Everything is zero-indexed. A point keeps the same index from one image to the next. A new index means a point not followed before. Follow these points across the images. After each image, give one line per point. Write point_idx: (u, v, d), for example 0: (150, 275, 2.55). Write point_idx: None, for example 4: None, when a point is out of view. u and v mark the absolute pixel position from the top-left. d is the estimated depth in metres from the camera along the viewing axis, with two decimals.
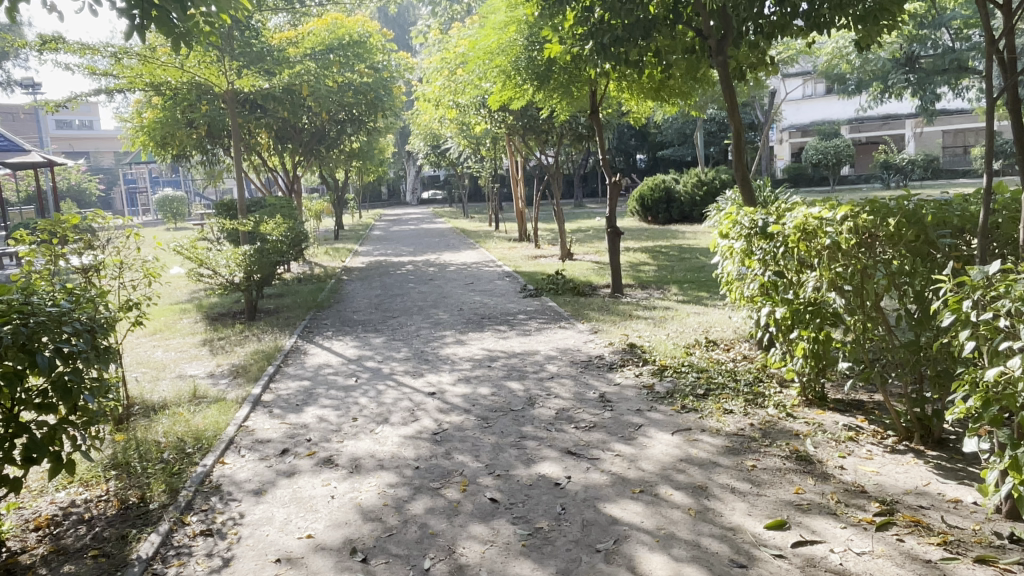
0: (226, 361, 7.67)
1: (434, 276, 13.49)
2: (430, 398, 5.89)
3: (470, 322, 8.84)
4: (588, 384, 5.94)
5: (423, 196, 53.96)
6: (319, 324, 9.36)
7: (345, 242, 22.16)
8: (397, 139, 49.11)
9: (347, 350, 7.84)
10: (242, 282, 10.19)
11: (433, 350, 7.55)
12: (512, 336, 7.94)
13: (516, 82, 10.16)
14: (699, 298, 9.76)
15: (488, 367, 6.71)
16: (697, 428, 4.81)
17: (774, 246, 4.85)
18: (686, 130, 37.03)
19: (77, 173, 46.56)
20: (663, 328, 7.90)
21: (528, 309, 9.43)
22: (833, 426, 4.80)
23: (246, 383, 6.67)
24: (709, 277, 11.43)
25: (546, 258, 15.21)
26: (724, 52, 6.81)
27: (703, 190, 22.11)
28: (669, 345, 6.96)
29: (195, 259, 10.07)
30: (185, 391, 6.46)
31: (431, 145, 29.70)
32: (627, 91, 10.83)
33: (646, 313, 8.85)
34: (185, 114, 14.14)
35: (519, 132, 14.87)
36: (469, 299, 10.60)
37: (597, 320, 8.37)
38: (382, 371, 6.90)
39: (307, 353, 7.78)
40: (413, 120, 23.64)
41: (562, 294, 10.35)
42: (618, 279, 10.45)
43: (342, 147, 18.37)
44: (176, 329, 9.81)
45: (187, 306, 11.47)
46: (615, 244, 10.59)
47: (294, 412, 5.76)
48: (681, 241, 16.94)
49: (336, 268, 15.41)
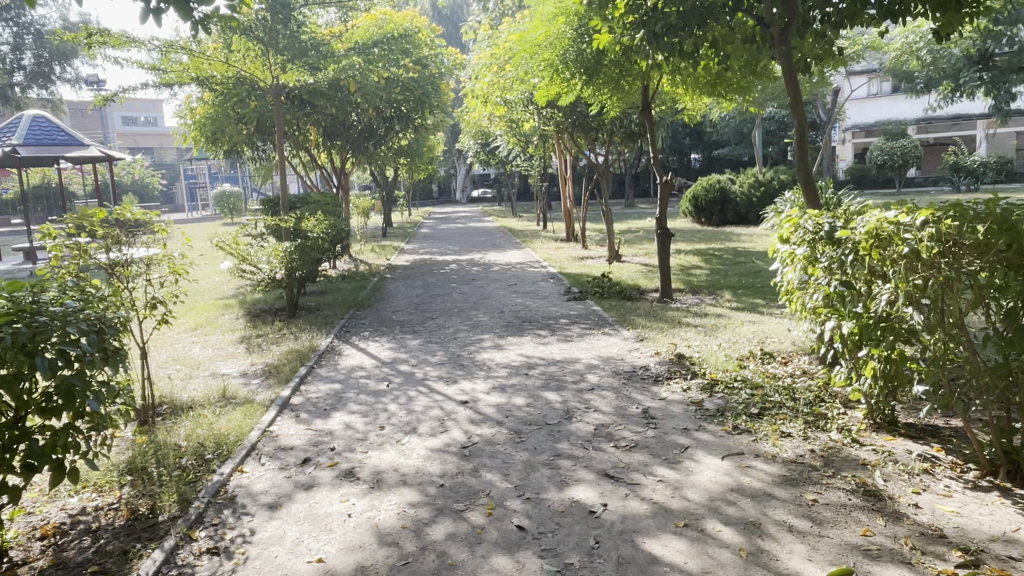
0: (260, 360, 7.51)
1: (477, 276, 13.21)
2: (462, 407, 5.56)
3: (510, 325, 8.50)
4: (631, 398, 5.53)
5: (473, 194, 53.95)
6: (357, 324, 9.17)
7: (393, 240, 22.15)
8: (449, 138, 49.24)
9: (382, 352, 7.61)
10: (283, 278, 10.08)
11: (470, 354, 7.24)
12: (553, 341, 7.57)
13: (564, 76, 9.80)
14: (754, 306, 9.21)
15: (526, 375, 6.36)
16: (750, 453, 4.36)
17: (842, 253, 4.37)
18: (742, 130, 35.94)
19: (141, 169, 48.10)
20: (714, 337, 7.44)
21: (571, 313, 9.04)
22: (905, 455, 4.28)
23: (276, 384, 6.47)
24: (765, 283, 10.83)
25: (593, 259, 14.81)
26: (787, 41, 6.32)
27: (760, 191, 21.31)
28: (720, 356, 6.50)
29: (237, 255, 10.01)
30: (214, 391, 6.32)
31: (481, 142, 29.47)
32: (681, 86, 10.37)
33: (697, 320, 8.38)
34: (235, 111, 14.14)
35: (568, 130, 14.46)
36: (511, 301, 10.25)
37: (644, 327, 7.95)
38: (415, 375, 6.62)
39: (341, 354, 7.57)
40: (463, 118, 23.47)
41: (607, 298, 9.94)
42: (667, 284, 9.97)
43: (390, 146, 18.28)
44: (217, 325, 9.78)
45: (230, 301, 11.47)
46: (666, 246, 10.11)
47: (321, 418, 5.52)
48: (736, 243, 16.28)
49: (380, 266, 15.30)
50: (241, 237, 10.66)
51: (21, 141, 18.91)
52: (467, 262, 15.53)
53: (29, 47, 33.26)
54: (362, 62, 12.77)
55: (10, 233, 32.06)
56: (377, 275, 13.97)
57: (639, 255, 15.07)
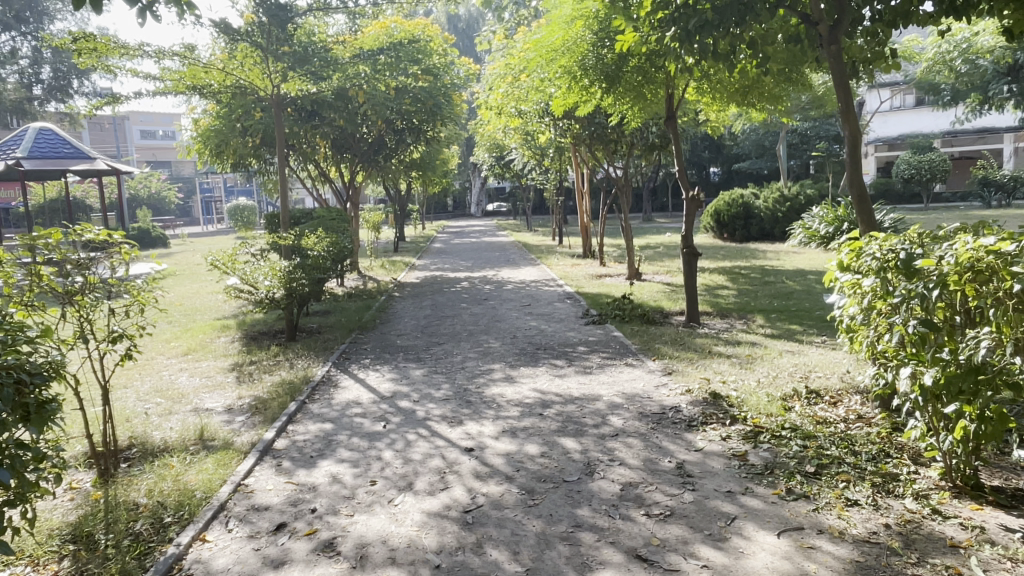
0: (248, 392, 6.84)
1: (489, 295, 12.51)
2: (467, 457, 4.83)
3: (523, 354, 7.76)
4: (662, 449, 4.77)
5: (488, 208, 53.36)
6: (359, 350, 8.49)
7: (405, 255, 21.57)
8: (465, 152, 48.80)
9: (382, 384, 6.90)
10: (281, 299, 9.44)
11: (478, 388, 6.50)
12: (570, 374, 6.81)
13: (582, 83, 9.14)
14: (791, 333, 8.42)
15: (541, 416, 5.61)
16: (811, 528, 3.60)
17: (921, 287, 3.63)
18: (764, 142, 35.10)
19: (157, 183, 48.17)
20: (752, 371, 6.68)
21: (590, 340, 8.28)
22: (1003, 534, 3.48)
23: (261, 424, 5.78)
24: (800, 306, 10.03)
25: (611, 278, 14.09)
26: (838, 40, 5.60)
27: (786, 207, 20.42)
28: (762, 396, 5.74)
29: (232, 274, 9.39)
30: (190, 433, 5.65)
31: (496, 155, 28.90)
32: (708, 94, 9.70)
33: (729, 350, 7.61)
34: (239, 123, 13.65)
35: (587, 143, 13.73)
36: (525, 324, 9.52)
37: (672, 357, 7.20)
38: (415, 414, 5.90)
39: (337, 386, 6.89)
40: (477, 130, 22.92)
41: (629, 322, 9.19)
42: (694, 307, 9.24)
43: (402, 160, 17.69)
44: (210, 349, 9.17)
45: (228, 323, 10.88)
46: (692, 266, 9.37)
47: (305, 468, 4.82)
48: (764, 261, 15.48)
49: (389, 283, 14.65)
50: (238, 255, 10.07)
51: (26, 154, 18.62)
52: (479, 280, 14.86)
53: (48, 62, 33.50)
54: (370, 69, 12.21)
55: None
56: (385, 294, 13.30)
57: (661, 274, 14.31)
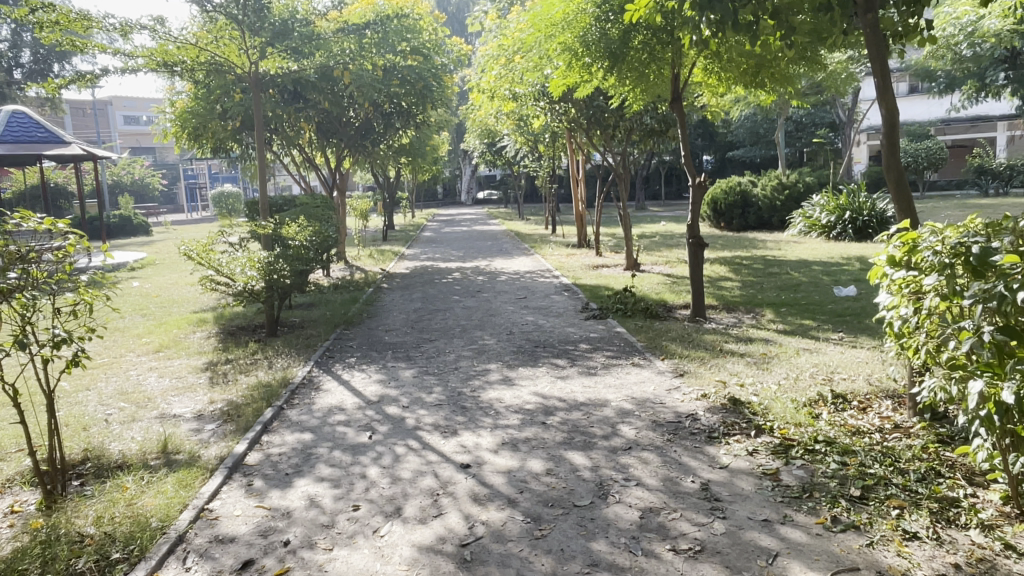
0: (221, 397, 6.25)
1: (482, 287, 11.93)
2: (463, 475, 4.28)
3: (521, 352, 7.19)
4: (683, 466, 4.23)
5: (479, 195, 52.69)
6: (343, 347, 7.90)
7: (394, 244, 20.94)
8: (455, 138, 48.08)
9: (368, 387, 6.32)
10: (261, 291, 8.84)
11: (474, 392, 5.94)
12: (573, 376, 6.25)
13: (584, 61, 8.58)
14: (805, 328, 7.90)
15: (543, 426, 5.05)
16: (869, 569, 3.09)
17: (1000, 288, 3.13)
18: (758, 130, 34.62)
19: (142, 169, 47.11)
20: (769, 372, 6.15)
21: (591, 337, 7.72)
22: None
23: (233, 435, 5.21)
24: (809, 299, 9.54)
25: (608, 268, 13.57)
26: (874, 8, 5.03)
27: (785, 194, 19.94)
28: (786, 402, 5.22)
29: (207, 265, 8.75)
30: (153, 445, 5.06)
31: (487, 142, 28.24)
32: (715, 73, 9.16)
33: (741, 348, 7.09)
34: (218, 104, 13.05)
35: (584, 127, 13.15)
36: (520, 319, 8.94)
37: (681, 356, 6.66)
38: (404, 423, 5.32)
39: (319, 389, 6.31)
40: (468, 115, 22.30)
41: (632, 316, 8.66)
42: (700, 301, 8.72)
43: (391, 146, 17.00)
44: (184, 346, 8.56)
45: (206, 316, 10.26)
46: (698, 257, 8.83)
47: (279, 489, 4.26)
48: (765, 251, 15.01)
49: (377, 274, 14.06)
50: (213, 244, 9.44)
51: None
52: (471, 270, 14.29)
53: (27, 45, 32.60)
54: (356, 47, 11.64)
55: None
56: (372, 285, 12.69)
57: (659, 264, 13.80)
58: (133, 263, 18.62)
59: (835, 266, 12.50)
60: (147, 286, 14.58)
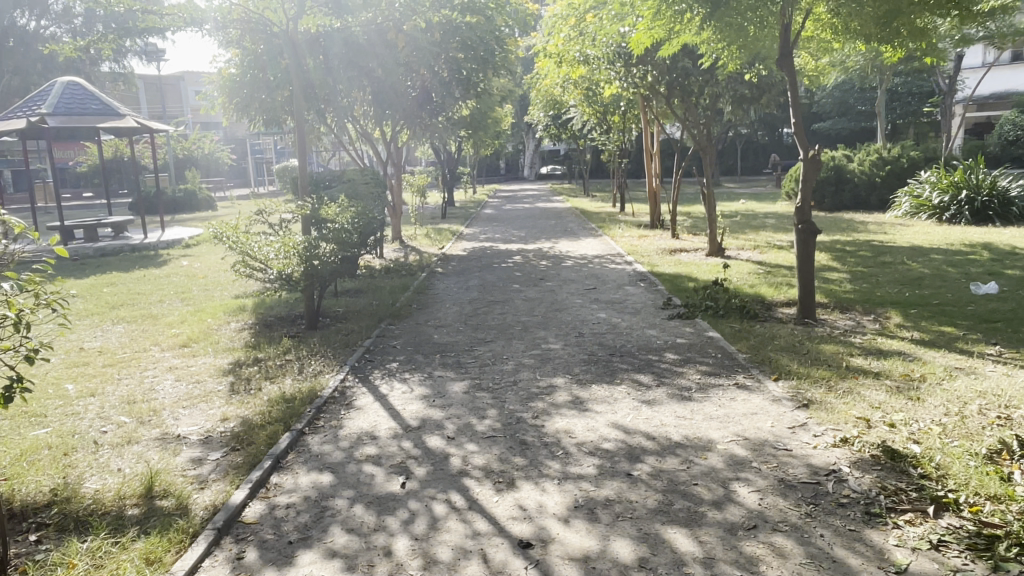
0: (235, 413, 5.23)
1: (545, 274, 10.69)
2: (521, 563, 3.09)
3: (593, 363, 5.93)
4: (840, 568, 2.93)
5: (542, 170, 51.24)
6: (386, 348, 6.82)
7: (453, 222, 19.92)
8: (520, 111, 46.71)
9: (408, 406, 5.19)
10: (298, 280, 7.83)
11: (536, 420, 4.73)
12: (662, 402, 4.95)
13: (676, 6, 7.37)
14: (947, 339, 6.39)
15: (629, 481, 3.79)
16: None
17: None
18: (849, 99, 32.30)
19: (212, 143, 47.58)
20: (922, 405, 4.73)
21: (679, 344, 6.39)
22: None
23: (236, 474, 4.17)
24: (940, 298, 7.97)
25: (688, 253, 12.16)
26: None
27: (885, 170, 17.93)
28: (965, 457, 3.81)
29: (239, 250, 7.82)
30: (137, 485, 4.07)
31: (554, 113, 26.79)
32: (833, 21, 7.73)
33: (873, 365, 5.66)
34: (269, 74, 12.23)
35: (663, 96, 11.59)
36: (591, 317, 7.67)
37: (800, 378, 5.30)
38: (448, 464, 4.15)
39: (350, 406, 5.23)
40: (534, 84, 21.00)
41: (725, 317, 7.30)
42: (808, 300, 7.30)
43: (451, 120, 15.63)
44: (212, 339, 7.67)
45: (244, 303, 9.37)
46: (808, 248, 7.36)
47: (275, 567, 3.17)
48: (868, 235, 13.28)
49: (433, 256, 13.01)
50: (247, 227, 8.49)
51: (49, 110, 17.08)
52: (535, 253, 13.10)
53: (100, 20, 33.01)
54: None
55: (74, 205, 31.78)
56: (427, 269, 11.60)
57: (747, 249, 12.28)
58: (188, 239, 18.14)
59: (958, 254, 10.74)
60: (196, 265, 13.95)
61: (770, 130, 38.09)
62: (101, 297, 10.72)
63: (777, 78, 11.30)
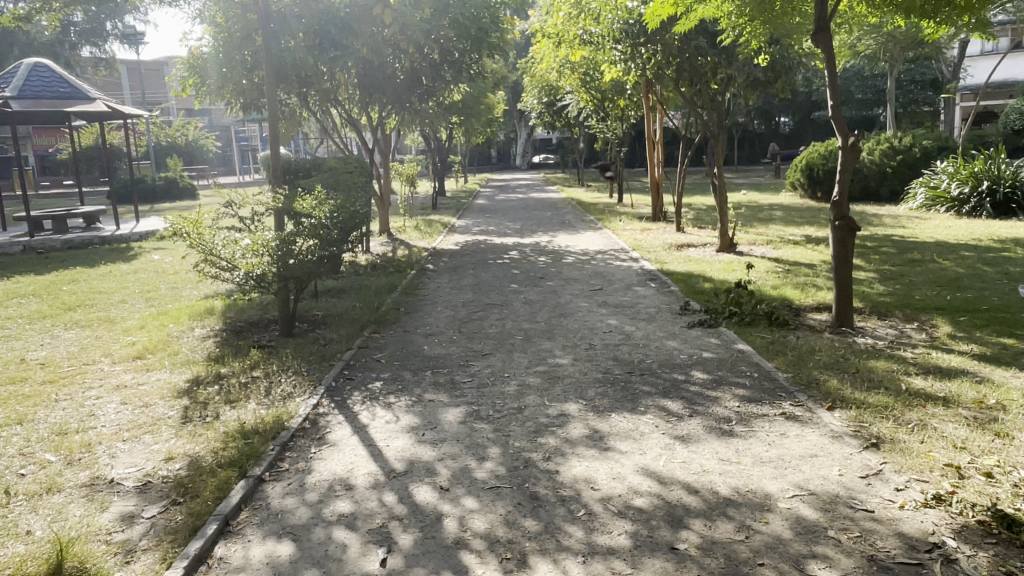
0: (183, 450, 4.34)
1: (546, 272, 9.82)
2: None
3: (610, 385, 5.06)
4: None
5: (534, 159, 50.28)
6: (369, 362, 5.94)
7: (444, 213, 19.01)
8: (512, 98, 45.73)
9: (392, 441, 4.32)
10: (270, 284, 6.93)
11: (550, 465, 3.86)
12: (699, 439, 4.10)
13: None
14: (1013, 354, 5.59)
15: (675, 558, 2.95)
16: None
17: None
18: (850, 87, 31.53)
19: (196, 130, 46.32)
20: (1015, 445, 3.91)
21: (706, 359, 5.55)
22: None
23: (172, 542, 3.29)
24: (987, 302, 7.18)
25: (696, 249, 11.34)
26: None
27: (896, 159, 17.16)
28: None
29: (200, 248, 6.91)
30: (41, 558, 3.18)
31: (548, 100, 25.83)
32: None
33: (938, 388, 4.84)
34: (241, 52, 11.46)
35: (670, 79, 10.69)
36: (601, 325, 6.80)
37: (859, 406, 4.46)
38: (441, 529, 3.28)
39: (323, 442, 4.35)
40: (529, 68, 20.08)
41: (753, 326, 6.46)
42: (847, 307, 6.46)
43: (442, 104, 14.60)
44: (171, 349, 6.75)
45: (214, 306, 8.45)
46: (847, 248, 6.46)
47: None
48: (886, 229, 12.50)
49: (422, 250, 12.12)
50: (213, 221, 7.57)
51: (14, 93, 16.15)
52: (532, 248, 12.25)
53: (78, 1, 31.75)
54: None
55: (52, 193, 30.62)
56: (415, 265, 10.69)
57: (759, 244, 11.48)
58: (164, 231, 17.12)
59: (990, 251, 9.97)
60: (168, 260, 12.98)
61: (767, 118, 37.34)
62: (57, 297, 9.73)
63: (795, 59, 10.46)
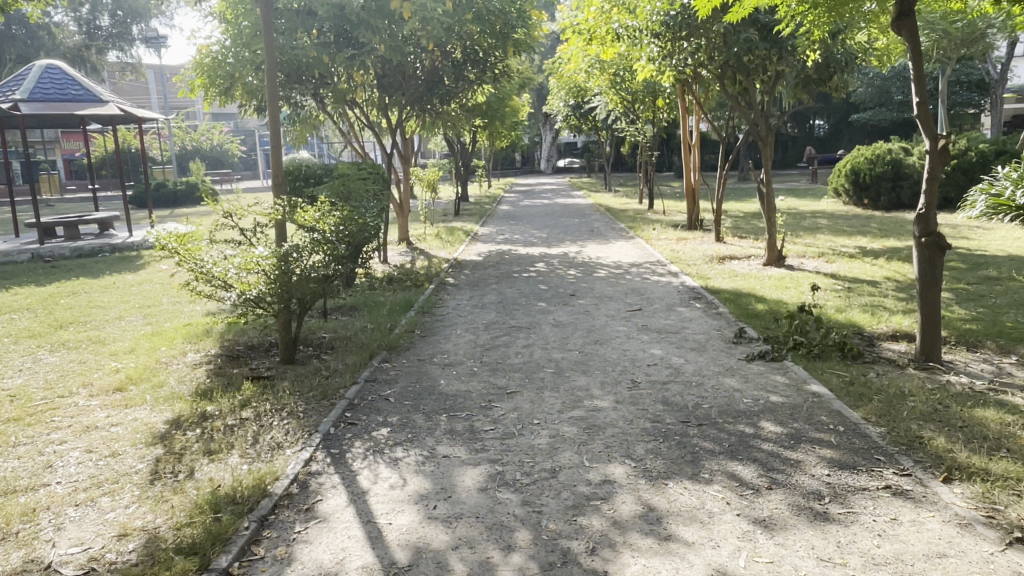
0: (142, 524, 3.53)
1: (576, 289, 8.93)
2: None
3: (664, 440, 4.17)
4: None
5: (559, 164, 49.34)
6: (376, 402, 5.12)
7: (466, 219, 18.22)
8: (537, 102, 44.85)
9: (397, 516, 3.48)
10: (267, 305, 6.13)
11: (596, 561, 2.98)
12: (786, 525, 3.20)
13: None
14: None
15: None
16: None
17: None
18: (890, 88, 30.14)
19: (220, 135, 46.16)
20: None
21: (775, 405, 4.63)
22: None
23: None
24: None
25: (740, 261, 10.38)
26: None
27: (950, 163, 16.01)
28: None
29: (189, 265, 6.12)
30: None
31: (575, 102, 24.94)
32: None
33: None
34: (253, 48, 10.77)
35: (714, 75, 9.75)
36: (643, 356, 5.90)
37: (984, 480, 3.51)
38: None
39: (310, 516, 3.52)
40: (556, 68, 19.21)
41: (822, 360, 5.54)
42: (935, 339, 5.48)
43: (466, 105, 13.72)
44: (156, 379, 5.99)
45: (212, 325, 7.69)
46: (936, 269, 5.45)
47: None
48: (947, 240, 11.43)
49: (443, 261, 11.32)
50: (209, 234, 6.81)
51: (25, 96, 15.67)
52: (560, 259, 11.38)
53: None
54: None
55: (75, 198, 30.40)
56: (434, 279, 9.87)
57: (810, 256, 10.49)
58: None
59: None
60: (176, 270, 12.32)
61: (801, 121, 36.07)
62: (51, 313, 9.06)
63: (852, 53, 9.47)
